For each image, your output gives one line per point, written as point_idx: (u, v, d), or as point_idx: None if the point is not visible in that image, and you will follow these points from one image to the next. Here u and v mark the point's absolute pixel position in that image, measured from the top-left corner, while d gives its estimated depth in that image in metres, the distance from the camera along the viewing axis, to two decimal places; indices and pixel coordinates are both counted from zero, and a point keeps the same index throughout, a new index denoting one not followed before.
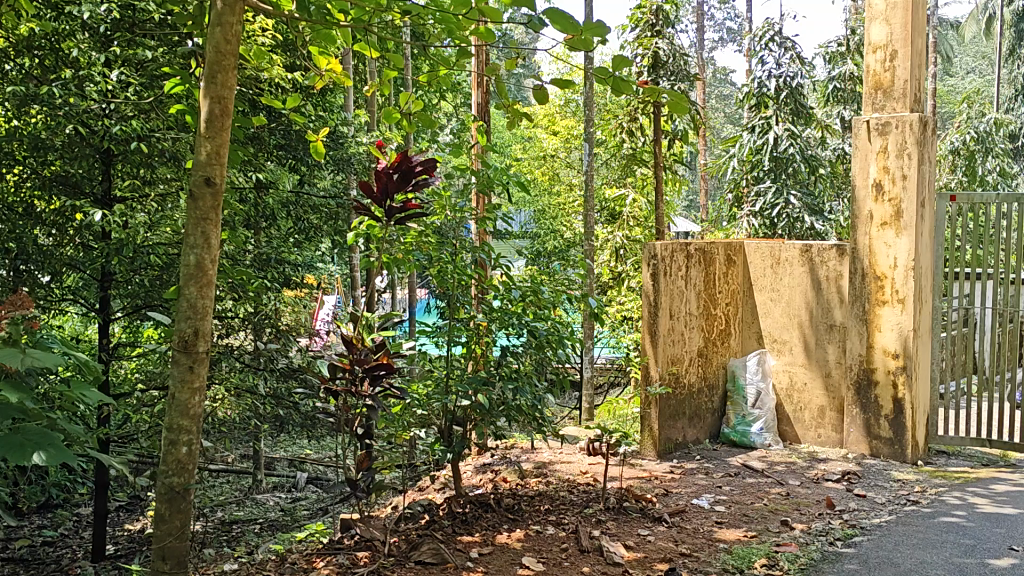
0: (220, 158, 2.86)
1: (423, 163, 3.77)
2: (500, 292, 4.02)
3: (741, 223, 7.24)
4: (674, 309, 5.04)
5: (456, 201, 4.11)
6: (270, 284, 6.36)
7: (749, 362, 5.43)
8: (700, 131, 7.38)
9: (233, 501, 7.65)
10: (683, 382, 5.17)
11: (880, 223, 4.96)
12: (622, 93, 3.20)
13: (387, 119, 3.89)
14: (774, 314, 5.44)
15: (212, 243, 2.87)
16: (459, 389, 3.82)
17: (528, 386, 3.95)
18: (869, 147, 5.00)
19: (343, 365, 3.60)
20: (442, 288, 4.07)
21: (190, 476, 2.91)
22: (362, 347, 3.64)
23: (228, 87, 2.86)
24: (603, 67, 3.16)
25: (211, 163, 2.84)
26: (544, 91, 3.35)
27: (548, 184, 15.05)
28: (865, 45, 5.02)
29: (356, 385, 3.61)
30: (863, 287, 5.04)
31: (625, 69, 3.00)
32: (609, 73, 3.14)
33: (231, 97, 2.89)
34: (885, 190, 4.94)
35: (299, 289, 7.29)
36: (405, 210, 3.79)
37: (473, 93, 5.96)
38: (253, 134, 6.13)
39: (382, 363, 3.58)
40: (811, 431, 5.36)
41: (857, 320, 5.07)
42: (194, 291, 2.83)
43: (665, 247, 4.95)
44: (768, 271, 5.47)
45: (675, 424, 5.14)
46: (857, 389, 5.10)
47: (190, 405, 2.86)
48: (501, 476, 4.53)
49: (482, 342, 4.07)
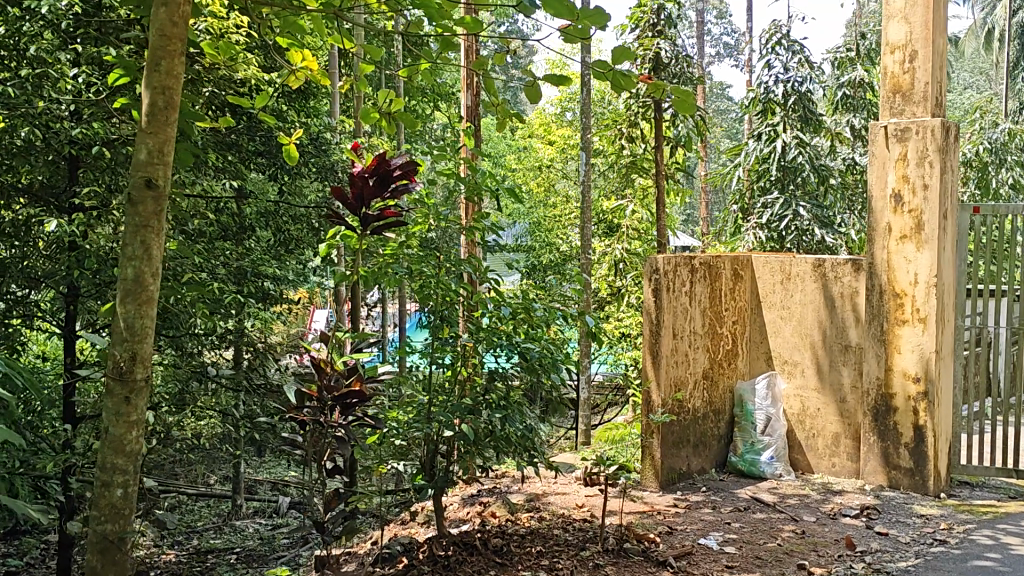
0: (163, 157, 2.49)
1: (403, 166, 3.41)
2: (489, 309, 3.63)
3: (746, 236, 6.88)
4: (677, 328, 4.69)
5: (441, 208, 3.74)
6: (248, 299, 5.98)
7: (758, 386, 5.05)
8: (703, 138, 7.03)
9: (211, 527, 7.26)
10: (687, 407, 4.80)
11: (899, 236, 4.61)
12: (623, 91, 2.81)
13: (364, 119, 3.52)
14: (784, 333, 5.09)
15: (153, 255, 2.49)
16: (443, 417, 3.44)
17: (518, 414, 3.58)
18: (887, 154, 4.64)
19: (310, 393, 3.27)
20: (424, 303, 3.70)
21: (127, 522, 2.53)
22: (332, 372, 3.29)
23: (175, 75, 2.48)
24: (603, 59, 2.79)
25: (153, 162, 2.47)
26: (537, 87, 2.97)
27: (543, 196, 14.63)
28: (882, 45, 4.68)
29: (326, 414, 3.25)
30: (880, 306, 4.69)
31: (626, 64, 2.63)
32: (610, 66, 2.77)
33: (179, 88, 2.52)
34: (905, 200, 4.58)
35: (281, 303, 6.92)
36: (383, 219, 3.43)
37: (463, 95, 5.62)
38: (231, 141, 5.77)
39: (354, 391, 3.22)
40: (825, 460, 4.99)
41: (875, 341, 4.71)
42: (132, 309, 2.46)
43: (668, 260, 4.61)
44: (777, 288, 5.12)
45: (677, 453, 4.77)
46: (874, 416, 4.73)
47: (126, 441, 2.49)
48: (489, 510, 4.16)
49: (468, 364, 3.68)
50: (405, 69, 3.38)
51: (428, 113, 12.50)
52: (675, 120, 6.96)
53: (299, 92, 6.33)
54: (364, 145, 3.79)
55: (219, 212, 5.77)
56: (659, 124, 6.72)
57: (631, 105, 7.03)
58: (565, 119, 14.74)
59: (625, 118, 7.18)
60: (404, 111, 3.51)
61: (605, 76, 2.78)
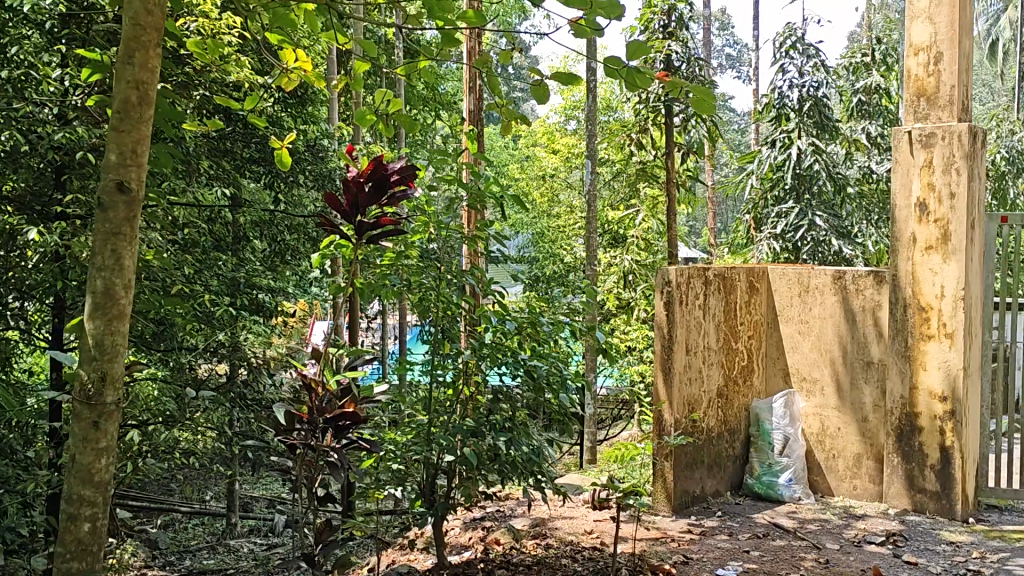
0: (138, 156, 2.05)
1: (401, 171, 3.17)
2: (494, 323, 3.39)
3: (759, 246, 6.65)
4: (691, 343, 4.46)
5: (442, 216, 3.51)
6: (242, 312, 5.74)
7: (775, 405, 4.81)
8: (715, 144, 6.81)
9: (204, 547, 7.01)
10: (701, 426, 4.57)
11: (924, 247, 4.37)
12: (636, 90, 2.55)
13: (359, 122, 3.29)
14: (803, 348, 4.87)
15: (126, 265, 2.03)
16: (444, 440, 3.20)
17: (525, 437, 3.34)
18: (911, 160, 4.41)
19: (300, 414, 2.96)
20: (425, 317, 3.48)
21: (94, 563, 2.03)
22: (323, 392, 3.00)
23: (151, 70, 2.05)
24: (616, 57, 2.49)
25: (126, 163, 2.03)
26: (543, 89, 2.67)
27: (546, 206, 14.35)
28: (905, 47, 4.44)
29: (317, 438, 2.96)
30: (905, 320, 4.45)
31: (641, 61, 2.33)
32: (622, 64, 2.47)
33: (153, 84, 2.08)
34: (930, 210, 4.36)
35: (278, 315, 6.70)
36: (379, 227, 3.19)
37: (467, 99, 5.43)
38: (225, 147, 5.55)
39: (348, 413, 2.95)
40: (846, 482, 4.76)
41: (898, 357, 4.48)
42: (100, 324, 1.99)
43: (681, 272, 4.39)
44: (795, 301, 4.90)
45: (691, 475, 4.53)
46: (898, 436, 4.50)
47: (95, 470, 2.02)
48: (493, 536, 3.92)
49: (470, 382, 3.46)
50: (402, 68, 3.13)
51: (431, 121, 12.29)
52: (686, 126, 6.73)
53: (297, 97, 6.12)
54: (359, 149, 3.57)
55: (212, 221, 5.55)
56: (669, 130, 6.50)
57: (642, 111, 6.80)
58: (570, 128, 14.53)
59: (634, 125, 6.95)
60: (403, 113, 3.28)
61: (618, 75, 2.47)
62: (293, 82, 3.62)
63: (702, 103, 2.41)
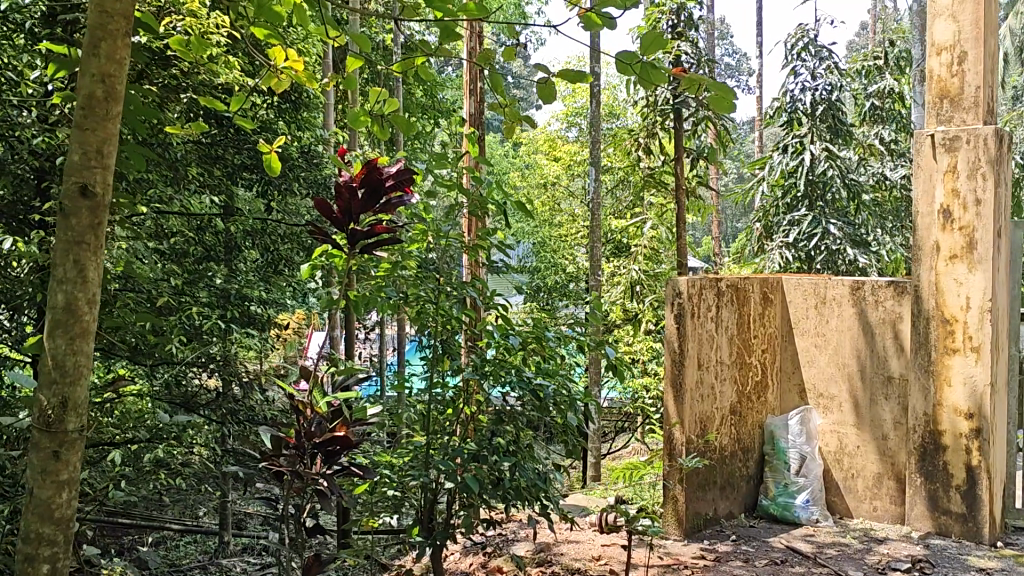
0: (106, 151, 1.65)
1: (397, 176, 2.96)
2: (496, 339, 3.16)
3: (771, 256, 6.43)
4: (703, 358, 4.24)
5: (441, 224, 3.28)
6: (234, 325, 5.51)
7: (791, 422, 4.59)
8: (725, 150, 6.58)
9: (195, 568, 6.76)
10: (714, 445, 4.35)
11: (948, 256, 4.15)
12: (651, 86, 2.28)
13: (351, 123, 3.05)
14: (819, 363, 4.66)
15: (91, 276, 1.63)
16: (442, 465, 2.97)
17: (530, 460, 3.10)
18: (934, 165, 4.19)
19: (287, 438, 2.71)
20: (424, 331, 3.25)
21: None
22: (313, 414, 2.76)
23: (120, 60, 1.66)
24: (632, 52, 2.21)
25: (91, 163, 1.63)
26: (551, 86, 2.38)
27: (548, 215, 14.14)
28: (927, 47, 4.23)
29: (306, 465, 2.70)
30: (927, 333, 4.23)
31: (657, 52, 2.07)
32: (638, 57, 2.19)
33: (124, 69, 1.68)
34: (954, 217, 4.14)
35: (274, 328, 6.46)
36: (372, 235, 2.93)
37: (466, 102, 5.34)
38: (217, 153, 5.32)
39: (339, 438, 2.71)
40: (865, 504, 4.53)
41: (921, 372, 4.25)
42: (61, 342, 1.58)
43: (694, 283, 4.19)
44: (811, 313, 4.70)
45: (704, 496, 4.30)
46: (921, 455, 4.26)
47: (55, 511, 1.62)
48: (495, 564, 3.68)
49: (471, 401, 3.24)
50: (398, 64, 2.87)
51: (431, 129, 12.09)
52: (696, 131, 6.51)
53: (292, 101, 5.90)
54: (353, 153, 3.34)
55: (202, 229, 5.32)
56: (678, 134, 6.29)
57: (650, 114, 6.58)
58: (571, 135, 14.33)
59: (642, 129, 6.74)
60: (399, 113, 3.05)
61: (633, 70, 2.18)
62: (283, 83, 3.41)
63: (724, 101, 2.13)
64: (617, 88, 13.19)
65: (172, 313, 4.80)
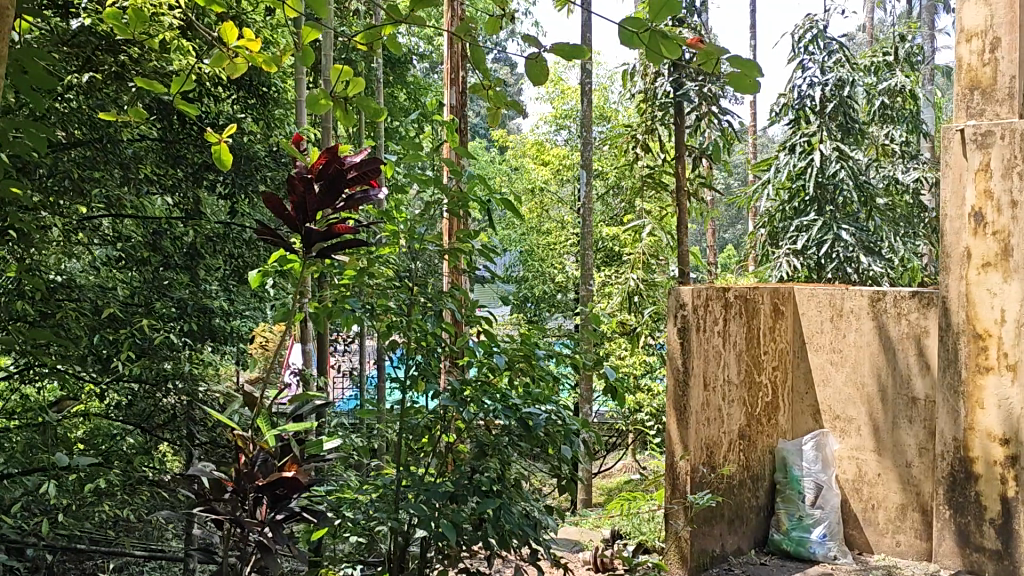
0: None
1: (361, 164, 2.51)
2: (477, 356, 2.73)
3: (778, 264, 6.09)
4: (708, 378, 3.89)
5: (415, 224, 2.84)
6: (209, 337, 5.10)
7: (805, 448, 4.26)
8: (729, 149, 6.18)
9: None
10: (722, 474, 3.99)
11: (980, 264, 3.75)
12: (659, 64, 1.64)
13: (309, 108, 2.58)
14: (835, 382, 4.29)
15: None
16: (411, 508, 2.49)
17: (517, 501, 2.63)
18: (964, 163, 3.79)
19: (226, 480, 2.30)
20: (395, 348, 2.82)
21: None
22: (257, 451, 2.33)
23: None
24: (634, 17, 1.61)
25: None
26: (541, 64, 1.79)
27: (537, 222, 13.70)
28: (956, 34, 3.84)
29: (246, 512, 2.26)
30: (957, 350, 3.82)
31: (665, 21, 1.45)
32: (643, 22, 1.59)
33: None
34: (987, 221, 3.73)
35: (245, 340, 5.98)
36: (331, 237, 2.49)
37: (450, 93, 5.20)
38: (178, 150, 4.87)
39: (286, 479, 2.25)
40: (887, 538, 4.13)
41: (949, 393, 3.85)
42: None
43: (698, 293, 3.84)
44: (826, 326, 4.33)
45: (710, 532, 3.92)
46: (951, 485, 3.84)
47: None
48: None
49: (449, 431, 2.77)
50: (361, 35, 2.41)
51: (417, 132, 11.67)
52: (698, 128, 6.12)
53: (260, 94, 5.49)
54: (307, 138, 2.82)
55: (160, 233, 4.90)
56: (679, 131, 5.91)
57: (649, 111, 6.23)
58: (560, 139, 13.92)
59: (640, 126, 6.36)
60: (366, 96, 2.62)
61: (639, 43, 1.59)
62: (235, 65, 2.89)
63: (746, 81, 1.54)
64: (610, 89, 12.81)
65: (123, 325, 4.37)
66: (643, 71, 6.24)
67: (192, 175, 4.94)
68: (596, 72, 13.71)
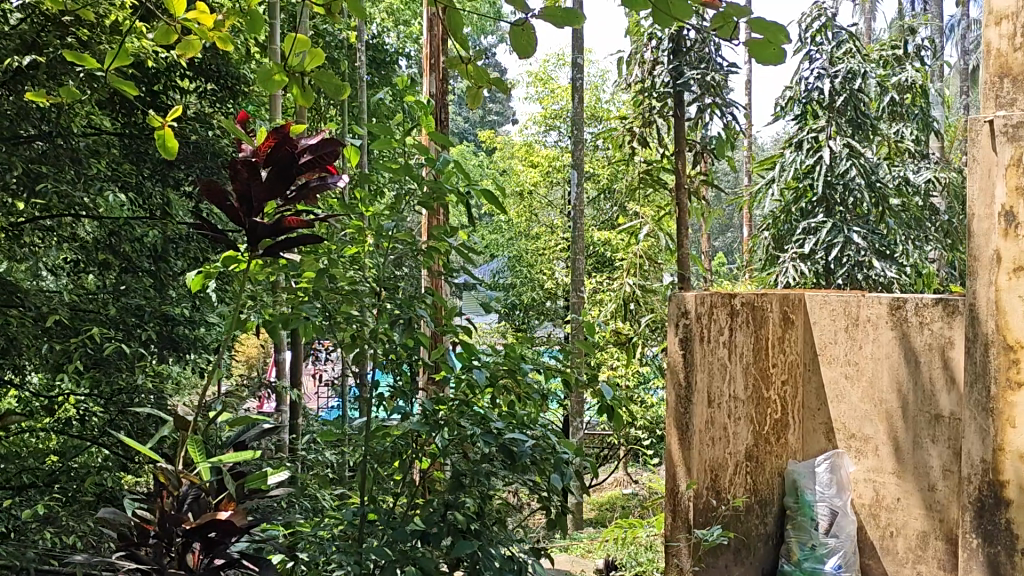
0: None
1: (314, 146, 2.13)
2: (451, 372, 2.36)
3: (784, 269, 5.78)
4: (712, 396, 3.88)
5: (384, 220, 2.46)
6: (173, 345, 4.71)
7: (818, 469, 4.05)
8: (732, 145, 5.88)
9: None
10: (726, 497, 3.95)
11: (1012, 268, 3.39)
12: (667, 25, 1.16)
13: (260, 86, 2.15)
14: (850, 398, 4.07)
15: None
16: (374, 550, 2.11)
17: (499, 540, 2.24)
18: (993, 158, 3.45)
19: (149, 523, 1.95)
20: (361, 362, 2.44)
21: None
22: (186, 488, 1.98)
23: None
24: None
25: None
26: (525, 30, 1.34)
27: (526, 226, 13.37)
28: (985, 16, 3.48)
29: (170, 561, 1.92)
30: (987, 362, 3.48)
31: None
32: None
33: None
34: (1019, 221, 3.37)
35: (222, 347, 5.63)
36: (282, 231, 2.12)
37: (430, 78, 4.90)
38: (136, 142, 4.49)
39: (217, 518, 1.88)
40: (907, 568, 3.87)
41: (978, 409, 3.51)
42: None
43: (700, 304, 3.86)
44: (841, 336, 4.10)
45: (716, 563, 3.91)
46: (979, 511, 3.48)
47: None
48: None
49: (421, 457, 2.40)
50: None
51: None
52: (700, 121, 5.81)
53: (231, 86, 5.11)
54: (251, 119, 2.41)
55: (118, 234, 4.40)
56: (678, 122, 5.72)
57: (646, 102, 5.93)
58: (550, 141, 13.64)
59: (638, 118, 6.11)
60: (325, 69, 2.15)
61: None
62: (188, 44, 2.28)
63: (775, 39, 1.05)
64: (601, 88, 12.60)
65: (73, 333, 3.98)
66: (641, 61, 5.93)
67: (152, 170, 4.56)
68: (588, 71, 13.39)
